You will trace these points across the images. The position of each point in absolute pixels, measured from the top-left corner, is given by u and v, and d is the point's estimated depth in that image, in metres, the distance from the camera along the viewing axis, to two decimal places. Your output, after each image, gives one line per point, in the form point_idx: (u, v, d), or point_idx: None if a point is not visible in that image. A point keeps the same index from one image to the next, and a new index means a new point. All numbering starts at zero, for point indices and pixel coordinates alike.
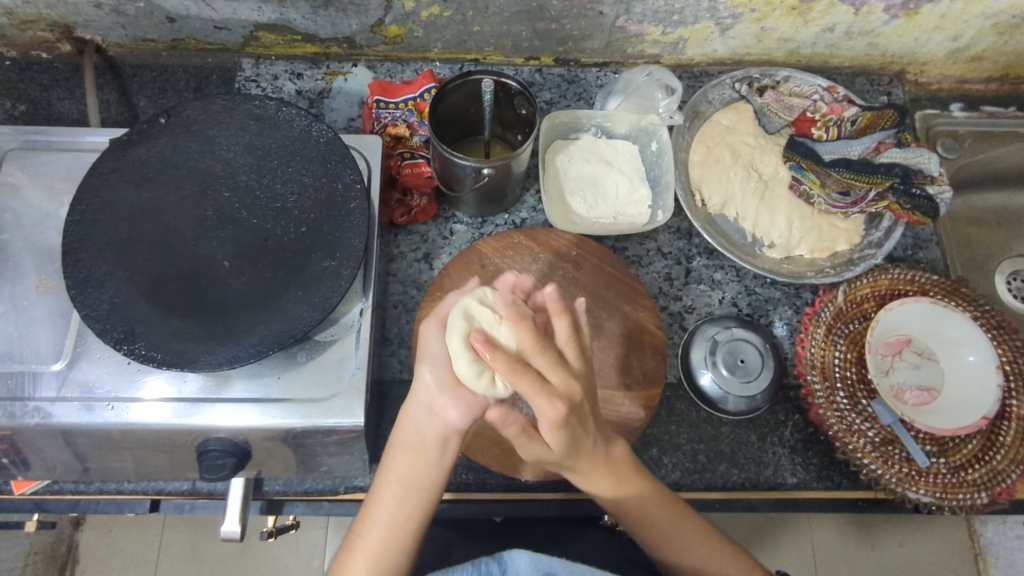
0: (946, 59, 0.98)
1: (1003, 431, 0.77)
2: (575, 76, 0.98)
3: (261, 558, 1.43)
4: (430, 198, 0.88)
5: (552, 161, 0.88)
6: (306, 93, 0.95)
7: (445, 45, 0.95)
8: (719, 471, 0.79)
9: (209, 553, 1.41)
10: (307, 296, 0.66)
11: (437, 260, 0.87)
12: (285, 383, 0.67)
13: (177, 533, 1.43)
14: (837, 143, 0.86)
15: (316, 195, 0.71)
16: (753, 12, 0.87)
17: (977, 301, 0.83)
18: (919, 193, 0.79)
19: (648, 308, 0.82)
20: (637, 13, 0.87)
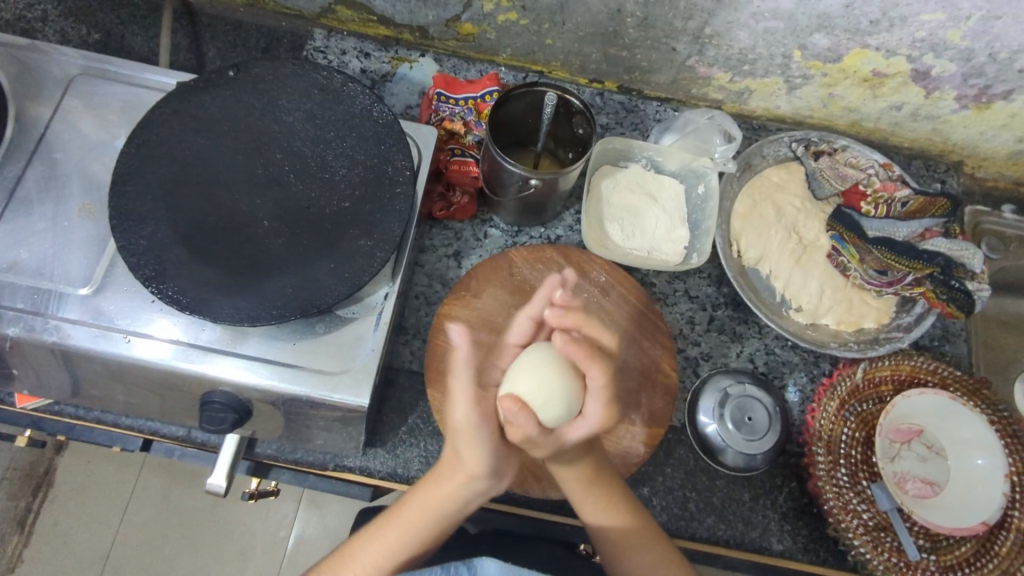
0: (1007, 158, 0.97)
1: (999, 541, 0.75)
2: (635, 105, 0.98)
3: (230, 518, 1.42)
4: (471, 198, 0.88)
5: (597, 185, 0.89)
6: (370, 73, 0.96)
7: (514, 52, 0.95)
8: (706, 523, 0.79)
9: (181, 502, 1.42)
10: (338, 270, 0.67)
11: (467, 259, 0.88)
12: (299, 350, 0.68)
13: (154, 476, 1.43)
14: (885, 221, 0.85)
15: (364, 173, 0.71)
16: (825, 77, 0.87)
17: (996, 405, 0.81)
18: (958, 287, 0.80)
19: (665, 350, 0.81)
20: (710, 56, 0.87)
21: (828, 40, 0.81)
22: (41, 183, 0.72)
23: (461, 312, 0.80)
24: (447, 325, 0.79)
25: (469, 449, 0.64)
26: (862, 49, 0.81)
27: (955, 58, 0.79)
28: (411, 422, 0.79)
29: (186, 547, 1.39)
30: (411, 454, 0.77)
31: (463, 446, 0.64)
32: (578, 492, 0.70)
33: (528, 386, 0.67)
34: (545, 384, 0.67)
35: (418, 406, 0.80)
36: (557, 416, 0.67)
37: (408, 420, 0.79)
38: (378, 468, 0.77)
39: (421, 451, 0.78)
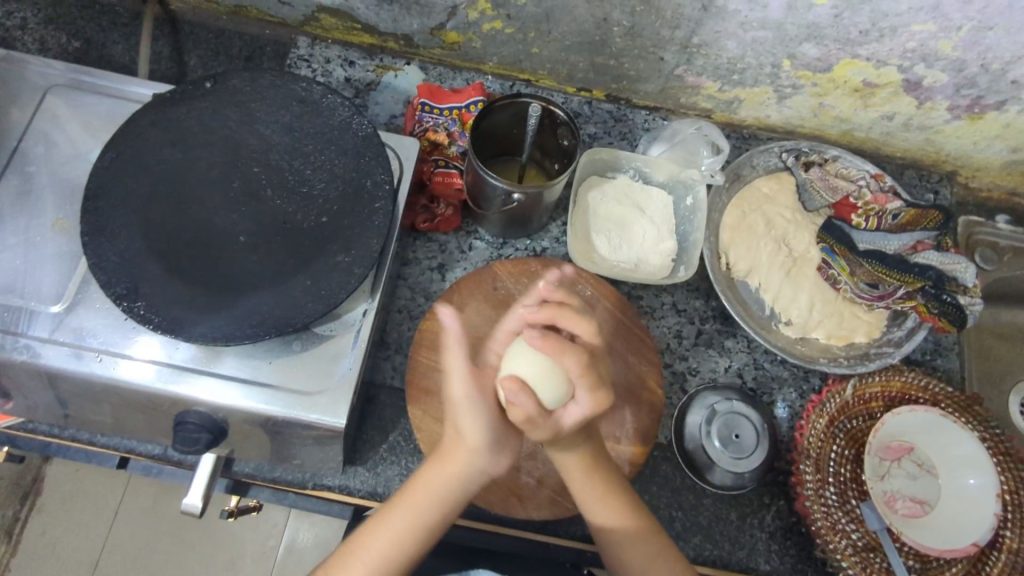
0: (1001, 168, 0.96)
1: (990, 561, 0.74)
2: (624, 114, 0.97)
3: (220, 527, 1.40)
4: (455, 209, 0.86)
5: (584, 196, 0.87)
6: (355, 82, 0.95)
7: (501, 60, 0.94)
8: (692, 543, 0.77)
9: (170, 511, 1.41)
10: (314, 288, 0.66)
11: (451, 272, 0.86)
12: (275, 369, 0.66)
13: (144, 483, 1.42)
14: (876, 233, 0.83)
15: (342, 188, 0.70)
16: (815, 86, 0.86)
17: (988, 422, 0.80)
18: (948, 300, 0.79)
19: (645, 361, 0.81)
20: (698, 65, 0.86)
21: (817, 50, 0.79)
22: (14, 198, 0.71)
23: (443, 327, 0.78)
24: (428, 340, 0.78)
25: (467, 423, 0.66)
26: (852, 59, 0.79)
27: (947, 68, 0.78)
28: (392, 440, 0.78)
29: (175, 556, 1.38)
30: (392, 473, 0.76)
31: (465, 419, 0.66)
32: (578, 479, 0.69)
33: (525, 362, 0.65)
34: (541, 363, 0.64)
35: (399, 423, 0.78)
36: (553, 399, 0.64)
37: (389, 438, 0.77)
38: (358, 487, 0.75)
39: (402, 469, 0.77)
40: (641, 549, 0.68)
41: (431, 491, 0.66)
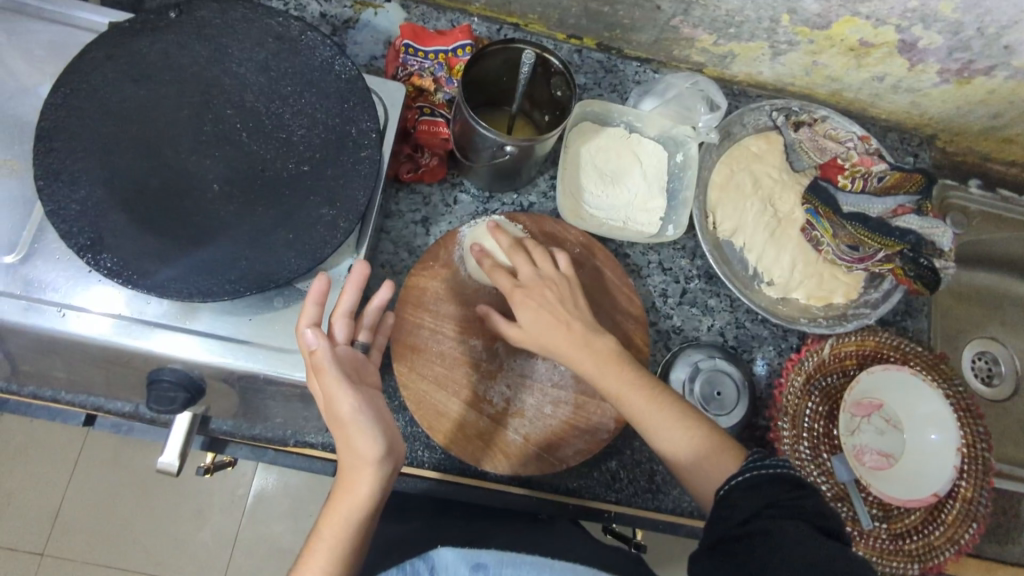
0: (979, 134, 0.97)
1: (946, 509, 0.79)
2: (615, 65, 0.94)
3: (185, 493, 1.28)
4: (440, 160, 0.82)
5: (576, 149, 0.86)
6: (331, 18, 0.88)
7: (489, 2, 0.89)
8: (672, 496, 0.79)
9: (135, 482, 1.28)
10: (296, 243, 0.62)
11: (435, 227, 0.83)
12: (253, 327, 0.63)
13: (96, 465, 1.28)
14: (860, 196, 0.83)
15: (326, 135, 0.65)
16: (811, 44, 0.84)
17: (952, 379, 0.84)
18: (926, 264, 0.81)
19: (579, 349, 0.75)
20: (696, 16, 0.83)
21: (818, 5, 0.77)
22: None
23: (428, 283, 0.76)
24: (414, 296, 0.75)
25: (362, 440, 0.56)
26: (852, 17, 0.78)
27: (944, 31, 0.77)
28: None
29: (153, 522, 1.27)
30: None
31: (345, 432, 0.57)
32: (589, 378, 0.76)
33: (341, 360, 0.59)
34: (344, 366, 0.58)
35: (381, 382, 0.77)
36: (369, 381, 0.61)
37: None
38: None
39: None
40: (672, 430, 0.65)
41: (347, 489, 0.57)
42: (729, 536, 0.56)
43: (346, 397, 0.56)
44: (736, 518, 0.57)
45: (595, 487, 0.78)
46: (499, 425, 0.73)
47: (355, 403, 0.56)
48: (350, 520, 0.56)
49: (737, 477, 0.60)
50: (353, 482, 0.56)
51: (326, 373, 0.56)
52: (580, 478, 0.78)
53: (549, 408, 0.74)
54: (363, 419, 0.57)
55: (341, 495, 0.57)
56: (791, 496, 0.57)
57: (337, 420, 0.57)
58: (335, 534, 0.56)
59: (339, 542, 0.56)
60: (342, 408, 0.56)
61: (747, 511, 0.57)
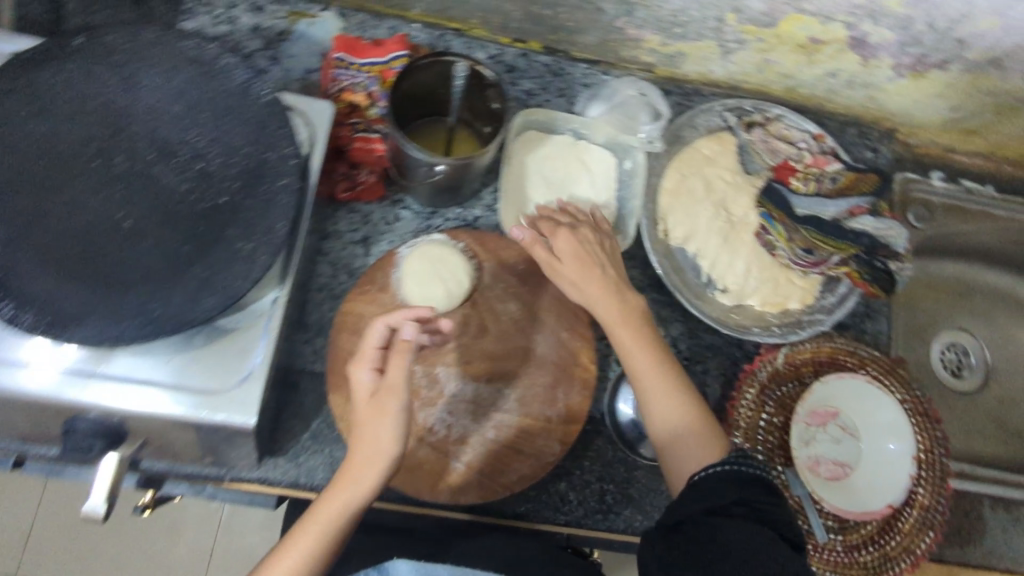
0: (940, 126, 0.95)
1: (903, 518, 0.78)
2: (562, 68, 0.90)
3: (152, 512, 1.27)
4: (378, 177, 0.81)
5: (520, 159, 0.83)
6: (263, 30, 0.85)
7: (427, 8, 0.85)
8: (623, 515, 0.78)
9: None
10: (212, 279, 0.59)
11: (375, 246, 0.81)
12: (174, 368, 0.62)
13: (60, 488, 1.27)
14: (813, 199, 0.80)
15: (243, 163, 0.63)
16: (759, 42, 0.81)
17: (909, 383, 0.83)
18: (880, 267, 0.79)
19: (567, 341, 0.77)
20: (639, 17, 0.80)
21: (763, 4, 0.74)
22: None
23: (366, 309, 0.74)
24: (350, 323, 0.73)
25: (384, 437, 0.61)
26: (799, 15, 0.75)
27: (893, 26, 0.74)
28: (314, 428, 0.75)
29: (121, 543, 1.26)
30: (316, 461, 0.74)
31: (369, 430, 0.61)
32: (534, 399, 0.75)
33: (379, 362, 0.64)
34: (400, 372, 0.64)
35: (323, 410, 0.76)
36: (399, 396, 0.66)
37: (312, 426, 0.75)
38: (280, 479, 0.73)
39: (326, 457, 0.75)
40: (669, 408, 0.67)
41: (346, 487, 0.60)
42: (692, 514, 0.58)
43: (385, 429, 0.61)
44: (707, 504, 0.58)
45: (545, 509, 0.77)
46: (440, 453, 0.72)
47: (387, 430, 0.61)
48: (337, 518, 0.59)
49: (723, 466, 0.60)
50: (352, 496, 0.60)
51: (383, 404, 0.61)
52: (528, 501, 0.77)
53: (493, 432, 0.73)
54: (389, 445, 0.61)
55: (342, 490, 0.60)
56: (765, 499, 0.59)
57: (369, 412, 0.61)
58: (324, 527, 0.59)
59: (320, 536, 0.59)
60: (382, 399, 0.61)
61: (721, 501, 0.58)
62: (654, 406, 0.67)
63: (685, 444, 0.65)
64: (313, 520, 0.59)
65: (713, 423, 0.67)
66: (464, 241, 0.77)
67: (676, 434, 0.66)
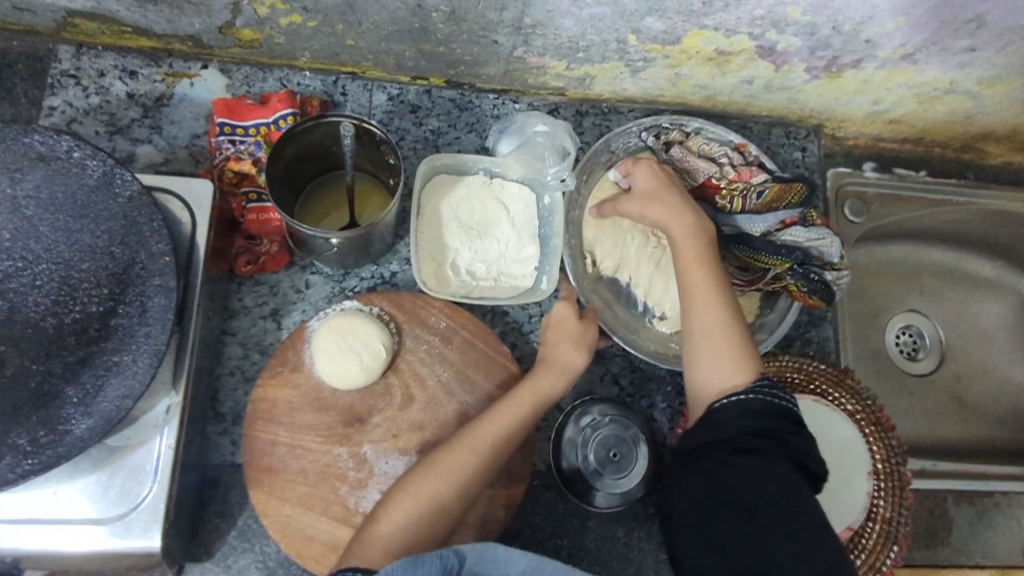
0: (865, 118, 0.92)
1: (867, 534, 0.76)
2: (469, 101, 0.86)
3: None
4: (282, 245, 0.75)
5: (432, 206, 0.78)
6: (140, 97, 0.79)
7: (314, 55, 0.79)
8: (580, 570, 0.75)
9: None
10: (86, 403, 0.53)
11: (287, 318, 0.75)
12: (60, 500, 0.56)
13: None
14: (740, 216, 0.78)
15: (111, 267, 0.57)
16: (667, 58, 0.77)
17: (859, 393, 0.80)
18: (817, 278, 0.76)
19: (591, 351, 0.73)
20: (538, 45, 0.75)
21: (662, 23, 0.70)
22: None
23: (279, 393, 0.69)
24: (264, 411, 0.68)
25: (496, 428, 0.65)
26: (701, 30, 0.71)
27: (799, 33, 0.71)
28: (241, 525, 0.69)
29: None
30: (246, 561, 0.68)
31: (483, 423, 0.65)
32: None
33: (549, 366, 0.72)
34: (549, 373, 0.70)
35: (247, 506, 0.70)
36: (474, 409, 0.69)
37: (237, 524, 0.69)
38: None
39: (257, 554, 0.69)
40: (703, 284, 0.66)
41: (459, 460, 0.62)
42: (715, 456, 0.57)
43: (513, 420, 0.66)
44: (732, 441, 0.57)
45: None
46: None
47: (484, 433, 0.65)
48: (445, 486, 0.61)
49: (747, 395, 0.59)
50: (434, 493, 0.60)
51: (511, 407, 0.67)
52: None
53: None
54: (483, 447, 0.64)
55: (451, 457, 0.63)
56: (791, 431, 0.58)
57: (512, 398, 0.68)
58: (430, 493, 0.60)
59: (431, 504, 0.60)
60: (549, 391, 0.69)
61: (739, 432, 0.57)
62: (691, 286, 0.67)
63: (715, 347, 0.64)
64: (420, 487, 0.61)
65: (749, 341, 0.64)
66: (381, 306, 0.73)
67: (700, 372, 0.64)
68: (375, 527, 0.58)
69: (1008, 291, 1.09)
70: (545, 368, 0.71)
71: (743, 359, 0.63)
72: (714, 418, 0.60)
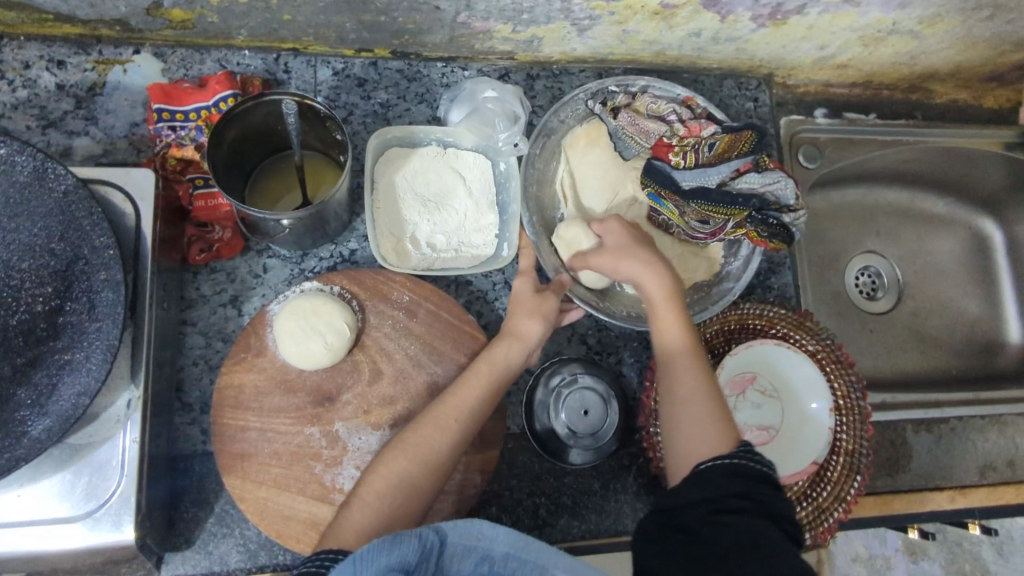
0: (814, 65, 0.93)
1: (831, 467, 0.79)
2: (417, 72, 0.84)
3: None
4: (235, 231, 0.73)
5: (388, 181, 0.77)
6: (71, 88, 0.76)
7: (252, 33, 0.77)
8: (560, 525, 0.77)
9: None
10: (43, 402, 0.52)
11: (247, 304, 0.74)
12: (26, 502, 0.55)
13: None
14: (696, 170, 0.76)
15: (53, 264, 0.55)
16: (612, 15, 0.77)
17: (819, 334, 0.83)
18: (775, 222, 0.75)
19: (549, 322, 0.74)
20: (480, 9, 0.74)
21: None
22: None
23: (245, 378, 0.68)
24: (231, 398, 0.68)
25: (455, 403, 0.66)
26: None
27: None
28: (219, 512, 0.69)
29: None
30: (226, 547, 0.68)
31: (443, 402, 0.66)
32: None
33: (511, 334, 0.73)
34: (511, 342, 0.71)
35: (223, 492, 0.69)
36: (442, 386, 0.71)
37: (215, 511, 0.69)
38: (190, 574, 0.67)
39: (237, 539, 0.68)
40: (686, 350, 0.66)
41: (422, 439, 0.63)
42: (692, 513, 0.53)
43: (473, 394, 0.67)
44: (713, 499, 0.53)
45: None
46: None
47: (447, 410, 0.65)
48: (411, 462, 0.62)
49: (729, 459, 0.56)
50: (404, 470, 0.61)
51: (469, 382, 0.68)
52: None
53: None
54: (447, 424, 0.64)
55: (415, 436, 0.63)
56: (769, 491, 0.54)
57: (470, 371, 0.69)
58: (396, 473, 0.61)
59: (400, 482, 0.60)
60: (507, 359, 0.70)
61: (718, 493, 0.54)
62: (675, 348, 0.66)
63: (696, 422, 0.62)
64: (388, 467, 0.61)
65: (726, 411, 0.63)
66: (342, 284, 0.72)
67: (682, 409, 0.63)
68: (348, 511, 0.59)
69: (958, 226, 1.12)
70: (505, 339, 0.71)
71: (722, 430, 0.60)
72: (699, 477, 0.56)
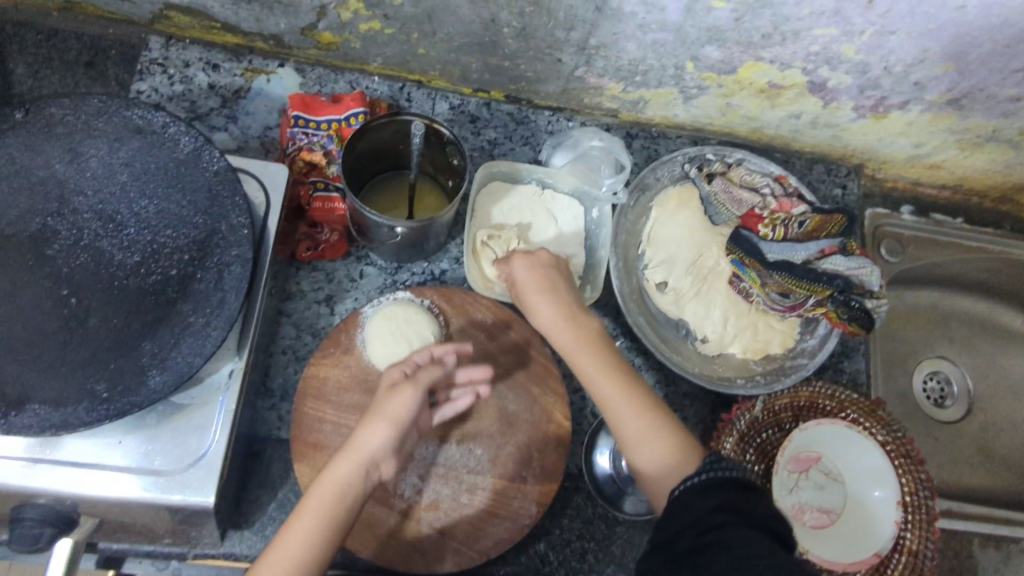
0: (906, 161, 0.95)
1: (892, 565, 0.75)
2: (526, 116, 0.90)
3: None
4: (341, 235, 0.79)
5: (486, 211, 0.81)
6: (220, 88, 0.84)
7: (386, 61, 0.84)
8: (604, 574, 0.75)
9: None
10: (162, 358, 0.56)
11: (340, 304, 0.78)
12: (124, 450, 0.58)
13: None
14: (783, 244, 0.76)
15: (193, 234, 0.60)
16: (720, 87, 0.81)
17: (891, 425, 0.81)
18: (857, 305, 0.72)
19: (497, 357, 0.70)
20: (599, 66, 0.79)
21: (719, 52, 0.74)
22: None
23: (330, 372, 0.71)
24: (314, 389, 0.71)
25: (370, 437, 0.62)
26: (756, 62, 0.75)
27: (851, 71, 0.75)
28: (282, 497, 0.71)
29: None
30: None
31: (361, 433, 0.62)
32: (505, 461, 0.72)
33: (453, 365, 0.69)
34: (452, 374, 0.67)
35: (290, 479, 0.72)
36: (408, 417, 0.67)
37: (278, 496, 0.71)
38: (247, 553, 0.69)
39: None
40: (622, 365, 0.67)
41: (337, 476, 0.60)
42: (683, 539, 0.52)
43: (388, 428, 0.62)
44: (696, 522, 0.52)
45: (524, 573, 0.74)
46: (410, 520, 0.69)
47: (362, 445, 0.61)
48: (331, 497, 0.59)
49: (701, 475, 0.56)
50: (325, 504, 0.59)
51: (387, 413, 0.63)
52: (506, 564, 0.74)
53: (465, 496, 0.70)
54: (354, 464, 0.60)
55: (333, 473, 0.60)
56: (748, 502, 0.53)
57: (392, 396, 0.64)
58: (320, 511, 0.59)
59: (318, 520, 0.58)
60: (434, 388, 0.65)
61: (697, 514, 0.53)
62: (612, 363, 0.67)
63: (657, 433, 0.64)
64: (312, 501, 0.59)
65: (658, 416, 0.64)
66: (432, 298, 0.76)
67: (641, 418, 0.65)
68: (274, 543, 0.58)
69: None
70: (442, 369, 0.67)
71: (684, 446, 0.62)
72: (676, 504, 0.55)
